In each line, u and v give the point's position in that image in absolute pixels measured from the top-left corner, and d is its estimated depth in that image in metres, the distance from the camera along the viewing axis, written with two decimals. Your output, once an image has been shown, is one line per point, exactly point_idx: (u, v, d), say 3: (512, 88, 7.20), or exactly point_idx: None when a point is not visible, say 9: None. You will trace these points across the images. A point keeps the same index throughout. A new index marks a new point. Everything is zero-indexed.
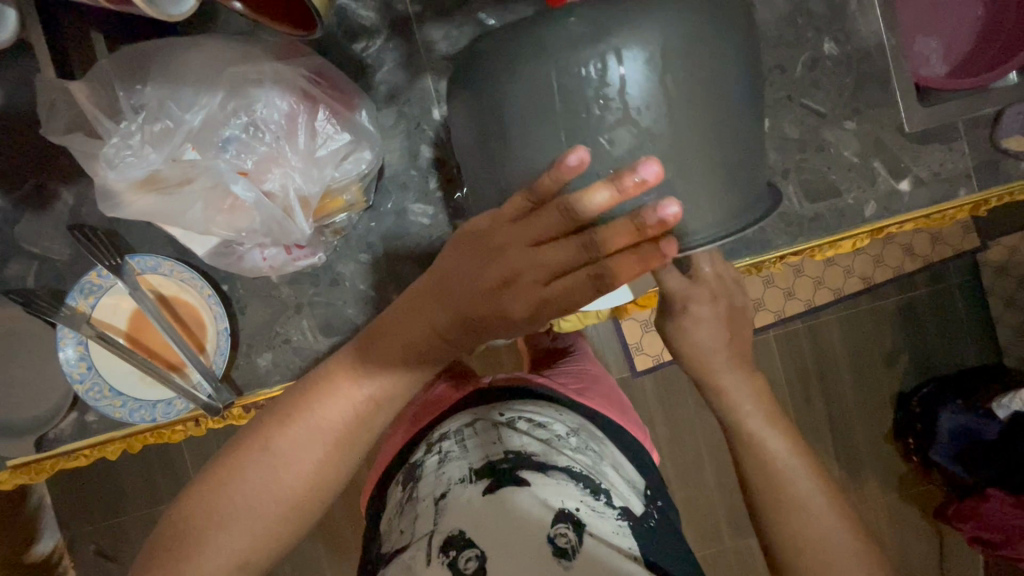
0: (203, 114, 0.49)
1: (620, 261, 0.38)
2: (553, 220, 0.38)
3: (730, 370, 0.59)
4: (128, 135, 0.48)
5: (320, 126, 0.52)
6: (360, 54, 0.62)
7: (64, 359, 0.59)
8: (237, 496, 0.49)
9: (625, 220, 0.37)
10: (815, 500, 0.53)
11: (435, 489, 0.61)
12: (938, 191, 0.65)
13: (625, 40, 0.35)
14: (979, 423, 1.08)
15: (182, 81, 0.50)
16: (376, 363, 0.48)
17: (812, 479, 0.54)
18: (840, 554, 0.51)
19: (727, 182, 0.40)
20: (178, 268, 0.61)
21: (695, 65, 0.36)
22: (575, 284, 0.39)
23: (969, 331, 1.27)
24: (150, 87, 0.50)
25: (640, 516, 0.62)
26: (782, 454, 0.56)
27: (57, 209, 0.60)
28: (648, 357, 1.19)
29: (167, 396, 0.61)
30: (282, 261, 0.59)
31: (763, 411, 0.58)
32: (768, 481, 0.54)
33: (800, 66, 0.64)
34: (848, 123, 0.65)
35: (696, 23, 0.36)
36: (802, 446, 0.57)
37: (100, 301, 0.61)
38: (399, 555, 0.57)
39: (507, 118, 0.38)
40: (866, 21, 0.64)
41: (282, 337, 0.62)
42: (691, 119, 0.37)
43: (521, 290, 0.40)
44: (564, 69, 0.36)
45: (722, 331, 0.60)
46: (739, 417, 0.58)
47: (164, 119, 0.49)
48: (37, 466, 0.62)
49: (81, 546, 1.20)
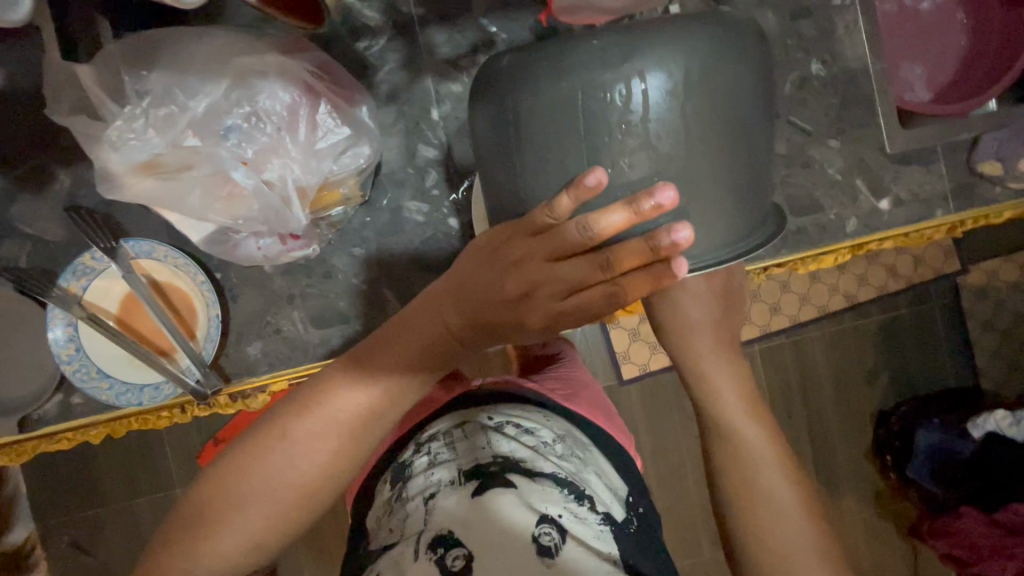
0: (207, 102, 0.50)
1: (636, 279, 0.41)
2: (571, 239, 0.40)
3: (711, 352, 0.58)
4: (132, 119, 0.49)
5: (321, 119, 0.53)
6: (363, 52, 0.63)
7: (53, 339, 0.59)
8: (245, 487, 0.50)
9: (639, 240, 0.39)
10: (783, 495, 0.54)
11: (425, 489, 0.63)
12: (916, 211, 0.68)
13: (626, 48, 0.37)
14: (957, 442, 1.12)
15: (188, 68, 0.51)
16: (391, 363, 0.50)
17: (784, 480, 0.55)
18: (802, 554, 0.52)
19: (740, 206, 0.42)
20: (172, 254, 0.61)
21: (714, 91, 0.38)
22: (592, 300, 0.43)
23: (949, 351, 1.30)
24: (156, 73, 0.50)
25: (621, 522, 0.63)
26: (753, 441, 0.56)
27: (54, 190, 0.61)
28: (634, 366, 1.21)
29: (155, 380, 0.61)
30: (276, 252, 0.60)
31: (743, 404, 0.58)
32: (739, 477, 0.55)
33: (789, 85, 0.67)
34: (833, 141, 0.67)
35: (721, 49, 0.38)
36: (778, 443, 0.57)
37: (91, 284, 0.61)
38: (388, 552, 0.58)
39: (516, 115, 0.39)
40: (852, 45, 0.67)
41: (273, 327, 0.63)
42: (710, 143, 0.39)
43: (538, 303, 0.44)
44: (564, 67, 0.38)
45: (710, 315, 0.58)
46: (716, 406, 0.58)
47: (169, 105, 0.49)
48: (19, 447, 0.62)
49: (55, 536, 1.18)
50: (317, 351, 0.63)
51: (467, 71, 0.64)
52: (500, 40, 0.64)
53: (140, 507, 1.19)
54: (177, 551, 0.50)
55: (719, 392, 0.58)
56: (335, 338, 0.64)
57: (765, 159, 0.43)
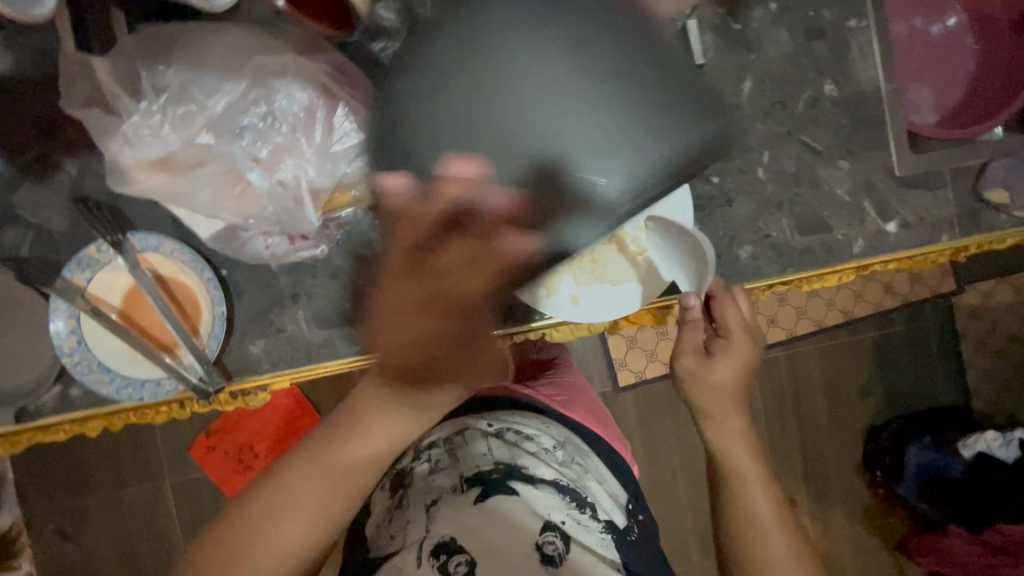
0: (224, 101, 0.51)
1: (467, 271, 0.59)
2: (418, 233, 0.59)
3: (731, 407, 0.67)
4: (148, 115, 0.49)
5: (337, 122, 0.54)
6: (376, 52, 0.60)
7: (54, 331, 0.58)
8: (269, 507, 0.58)
9: (456, 234, 0.59)
10: (783, 553, 0.62)
11: (427, 496, 0.63)
12: (922, 235, 0.68)
13: (447, 62, 0.57)
14: (946, 461, 1.14)
15: (205, 65, 0.51)
16: (359, 423, 0.60)
17: (787, 540, 0.63)
18: (777, 555, 0.62)
19: (594, 155, 0.57)
20: (180, 250, 0.60)
21: (516, 87, 0.57)
22: (462, 274, 0.59)
23: (943, 371, 1.31)
24: (173, 69, 0.51)
25: (622, 529, 0.65)
26: (764, 506, 0.64)
27: (58, 179, 0.60)
28: (630, 373, 1.22)
29: (157, 376, 0.59)
30: (284, 251, 0.59)
31: (758, 472, 0.66)
32: (745, 532, 0.64)
33: (802, 103, 0.67)
34: (842, 162, 0.67)
35: (535, 52, 0.58)
36: (783, 509, 0.65)
37: (95, 276, 0.60)
38: (391, 559, 0.58)
39: (395, 118, 0.56)
40: (865, 66, 0.67)
41: (277, 326, 0.62)
42: (534, 108, 0.58)
43: (428, 293, 0.59)
44: (423, 82, 0.57)
45: (735, 379, 0.67)
46: (736, 469, 0.66)
47: (186, 102, 0.50)
48: (14, 438, 0.61)
49: (40, 523, 1.17)
50: (320, 351, 0.63)
51: None
52: None
53: (128, 497, 1.18)
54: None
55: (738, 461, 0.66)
56: (338, 339, 0.63)
57: (615, 102, 0.57)
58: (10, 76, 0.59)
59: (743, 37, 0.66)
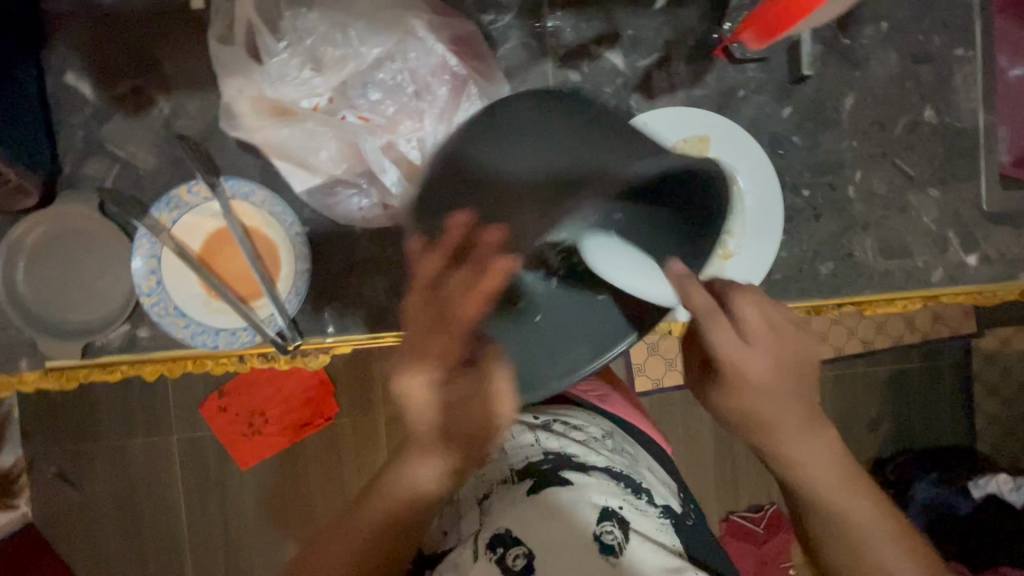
0: (365, 53, 0.50)
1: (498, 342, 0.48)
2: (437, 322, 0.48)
3: (798, 432, 0.52)
4: (286, 56, 0.49)
5: (467, 98, 0.53)
6: (487, 26, 0.62)
7: (133, 269, 0.57)
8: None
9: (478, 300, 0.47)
10: (896, 566, 0.52)
11: (477, 489, 0.62)
12: (1002, 271, 0.68)
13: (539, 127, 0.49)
14: (955, 500, 1.15)
15: (349, 11, 0.50)
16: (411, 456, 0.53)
17: (897, 547, 0.53)
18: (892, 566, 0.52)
19: (571, 306, 0.55)
20: (271, 200, 0.58)
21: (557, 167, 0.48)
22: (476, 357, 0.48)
23: (953, 411, 1.33)
24: (316, 12, 0.50)
25: (679, 514, 0.65)
26: (859, 514, 0.54)
27: (152, 115, 0.59)
28: (648, 379, 1.22)
29: (232, 326, 0.58)
30: (377, 215, 0.57)
31: (842, 475, 0.54)
32: (846, 546, 0.54)
33: (900, 127, 0.67)
34: (932, 189, 0.67)
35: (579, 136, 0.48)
36: (886, 511, 0.54)
37: (181, 218, 0.58)
38: (448, 556, 0.57)
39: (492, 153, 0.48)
40: (967, 97, 0.67)
41: (354, 290, 0.60)
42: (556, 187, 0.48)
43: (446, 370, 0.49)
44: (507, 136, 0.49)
45: (797, 404, 0.51)
46: (812, 482, 0.54)
47: (328, 48, 0.50)
48: (70, 373, 0.59)
49: (43, 465, 1.15)
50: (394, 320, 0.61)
51: (584, 61, 0.63)
52: (625, 36, 0.63)
53: (137, 448, 1.16)
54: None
55: (798, 465, 0.53)
56: None
57: (577, 313, 0.54)
58: (115, 5, 0.58)
59: (849, 52, 0.66)
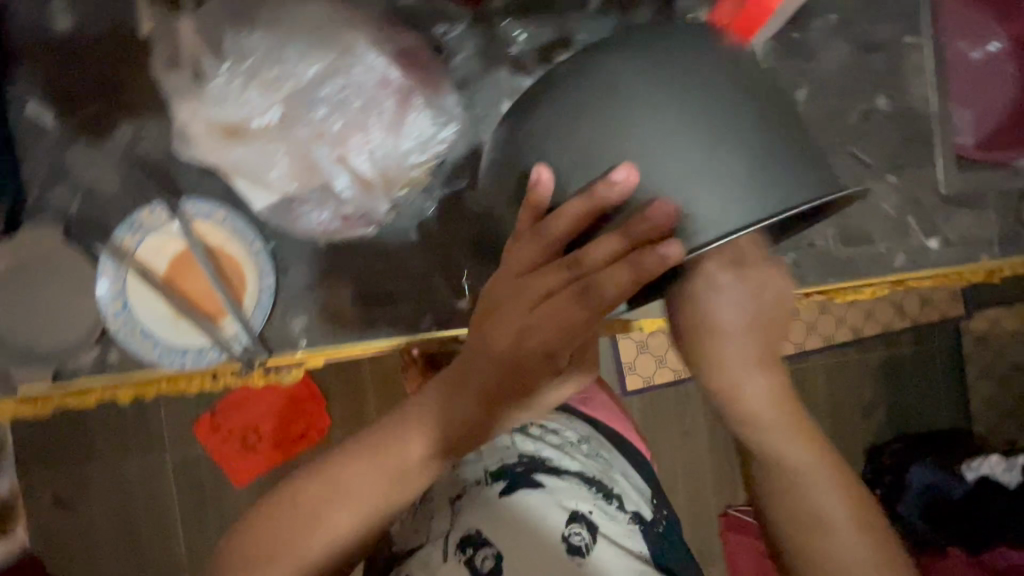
0: (307, 71, 0.52)
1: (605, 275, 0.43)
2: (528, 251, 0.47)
3: (741, 369, 0.50)
4: (228, 78, 0.51)
5: (415, 109, 0.54)
6: (440, 37, 0.63)
7: (100, 294, 0.58)
8: (263, 544, 0.50)
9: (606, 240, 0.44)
10: (836, 513, 0.50)
11: (450, 489, 0.62)
12: (963, 253, 0.69)
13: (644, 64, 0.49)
14: (948, 483, 1.15)
15: (288, 30, 0.52)
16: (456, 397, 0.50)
17: (837, 495, 0.51)
18: (831, 513, 0.50)
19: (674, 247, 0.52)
20: (231, 219, 0.59)
21: (686, 103, 0.48)
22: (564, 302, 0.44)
23: (945, 392, 1.34)
24: (256, 32, 0.52)
25: (649, 521, 0.65)
26: (801, 462, 0.51)
27: (113, 140, 0.59)
28: (639, 377, 1.23)
29: (198, 344, 0.59)
30: (336, 229, 0.58)
31: (786, 416, 0.52)
32: (783, 492, 0.51)
33: (854, 116, 0.67)
34: (890, 176, 0.68)
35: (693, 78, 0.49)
36: (830, 459, 0.52)
37: (144, 240, 0.59)
38: (416, 553, 0.58)
39: (612, 92, 0.48)
40: (919, 84, 0.68)
41: (321, 303, 0.61)
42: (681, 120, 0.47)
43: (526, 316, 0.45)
44: (609, 72, 0.49)
45: (741, 337, 0.50)
46: (755, 421, 0.52)
47: (270, 66, 0.52)
48: (43, 399, 0.60)
49: (38, 492, 1.16)
50: (363, 331, 0.62)
51: (538, 67, 0.64)
52: (577, 40, 0.64)
53: (131, 470, 1.17)
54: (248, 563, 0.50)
55: (737, 400, 0.51)
56: (383, 321, 0.62)
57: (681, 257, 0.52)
58: (72, 33, 0.59)
59: (800, 45, 0.67)
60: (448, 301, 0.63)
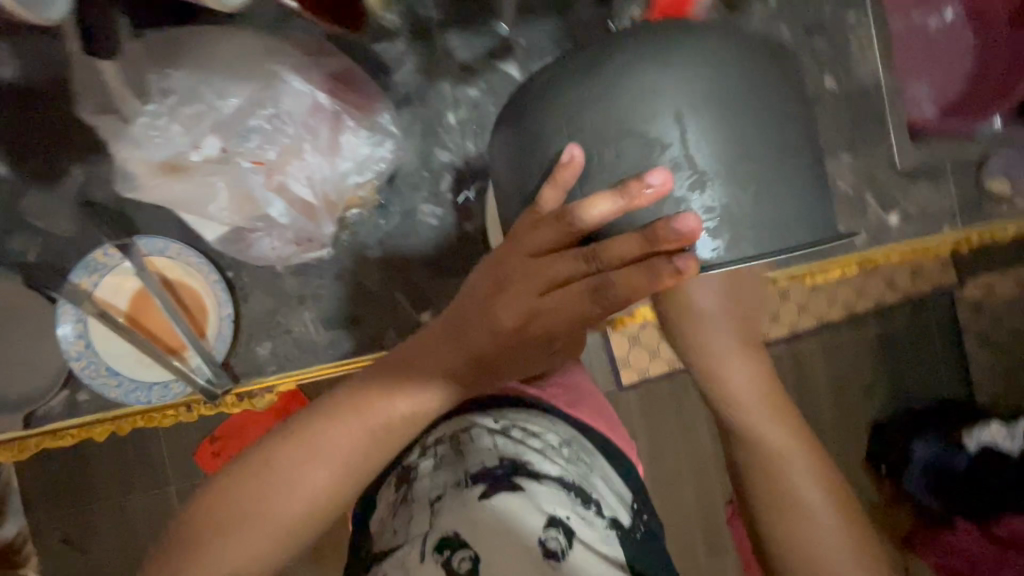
0: (232, 102, 0.54)
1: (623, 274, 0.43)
2: (546, 234, 0.45)
3: (727, 352, 0.55)
4: (157, 117, 0.53)
5: (345, 131, 0.57)
6: (380, 54, 0.63)
7: (61, 336, 0.58)
8: (231, 507, 0.49)
9: (633, 236, 0.41)
10: (809, 493, 0.54)
11: (431, 491, 0.61)
12: (925, 226, 0.68)
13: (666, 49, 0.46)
14: (951, 455, 1.14)
15: (211, 66, 0.54)
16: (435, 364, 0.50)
17: (811, 477, 0.54)
18: (806, 492, 0.54)
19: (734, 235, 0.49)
20: (185, 252, 0.60)
21: (718, 90, 0.46)
22: (573, 294, 0.45)
23: (944, 361, 1.33)
24: (179, 71, 0.54)
25: (627, 527, 0.64)
26: (779, 444, 0.55)
27: (64, 184, 0.60)
28: (634, 372, 1.21)
29: (165, 379, 0.60)
30: (290, 253, 0.60)
31: (763, 401, 0.56)
32: (763, 473, 0.55)
33: (803, 98, 0.67)
34: (844, 155, 0.68)
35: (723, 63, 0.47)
36: (803, 440, 0.56)
37: (102, 280, 0.60)
38: (392, 554, 0.57)
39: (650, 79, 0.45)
40: (865, 61, 0.67)
41: (284, 328, 0.62)
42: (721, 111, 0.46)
43: (518, 297, 0.46)
44: (635, 59, 0.46)
45: (723, 322, 0.55)
46: (732, 403, 0.56)
47: (195, 103, 0.53)
48: (19, 444, 0.60)
49: (46, 532, 1.17)
50: (328, 352, 0.62)
51: (480, 76, 0.64)
52: (518, 46, 0.64)
53: (134, 504, 1.18)
54: (198, 544, 0.48)
55: (717, 380, 0.56)
56: (348, 340, 0.63)
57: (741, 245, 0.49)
58: (10, 80, 0.59)
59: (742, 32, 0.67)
60: (411, 316, 0.63)
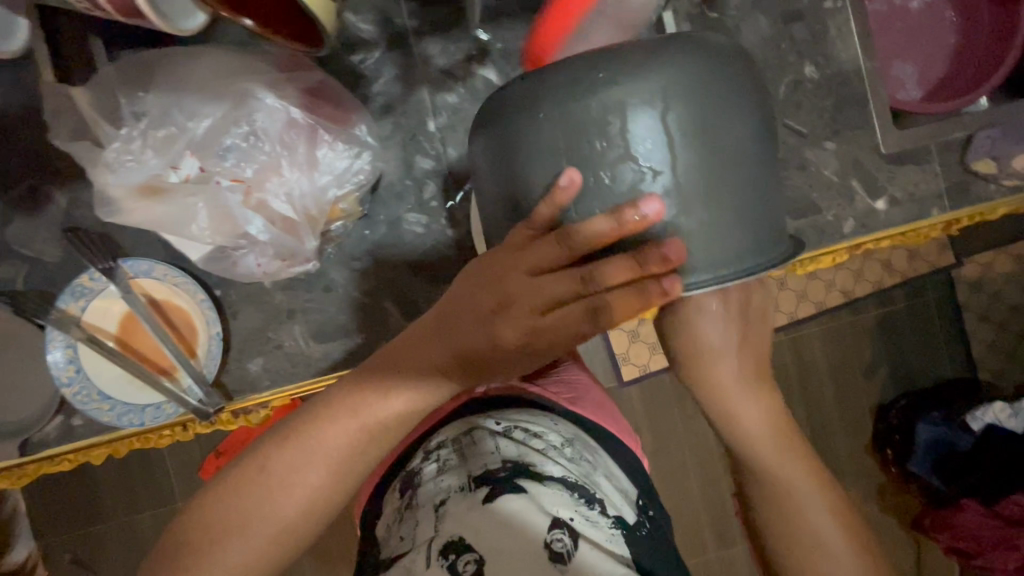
0: (206, 123, 0.53)
1: (617, 298, 0.43)
2: (550, 251, 0.42)
3: (735, 388, 0.54)
4: (130, 141, 0.52)
5: (323, 144, 0.56)
6: (357, 65, 0.63)
7: (52, 362, 0.59)
8: (219, 518, 0.49)
9: (625, 257, 0.41)
10: (831, 542, 0.52)
11: (435, 496, 0.61)
12: (913, 210, 0.68)
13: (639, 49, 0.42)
14: (955, 435, 1.12)
15: (184, 88, 0.54)
16: (426, 365, 0.49)
17: (833, 523, 0.52)
18: (829, 539, 0.52)
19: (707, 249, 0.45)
20: (172, 273, 0.60)
21: (700, 92, 0.41)
22: (570, 313, 0.44)
23: (947, 343, 1.31)
24: (151, 94, 0.54)
25: (632, 525, 0.63)
26: (800, 490, 0.53)
27: (49, 211, 0.60)
28: (635, 367, 1.19)
29: (158, 400, 0.60)
30: (276, 268, 0.59)
31: (780, 445, 0.54)
32: (783, 522, 0.53)
33: (783, 88, 0.67)
34: (828, 143, 0.67)
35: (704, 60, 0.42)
36: (824, 484, 0.54)
37: (90, 304, 0.60)
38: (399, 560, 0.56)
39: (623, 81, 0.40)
40: (845, 47, 0.67)
41: (275, 343, 0.62)
42: (707, 114, 0.42)
43: (513, 315, 0.45)
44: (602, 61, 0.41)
45: (733, 354, 0.54)
46: (746, 444, 0.55)
47: (168, 126, 0.53)
48: (21, 470, 0.61)
49: (57, 554, 1.17)
50: (321, 365, 0.62)
51: (458, 82, 0.64)
52: (495, 49, 0.64)
53: (143, 522, 1.18)
54: (189, 552, 0.48)
55: (730, 418, 0.55)
56: (340, 352, 0.63)
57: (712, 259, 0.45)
58: None
59: (719, 24, 0.67)
60: (401, 325, 0.63)
